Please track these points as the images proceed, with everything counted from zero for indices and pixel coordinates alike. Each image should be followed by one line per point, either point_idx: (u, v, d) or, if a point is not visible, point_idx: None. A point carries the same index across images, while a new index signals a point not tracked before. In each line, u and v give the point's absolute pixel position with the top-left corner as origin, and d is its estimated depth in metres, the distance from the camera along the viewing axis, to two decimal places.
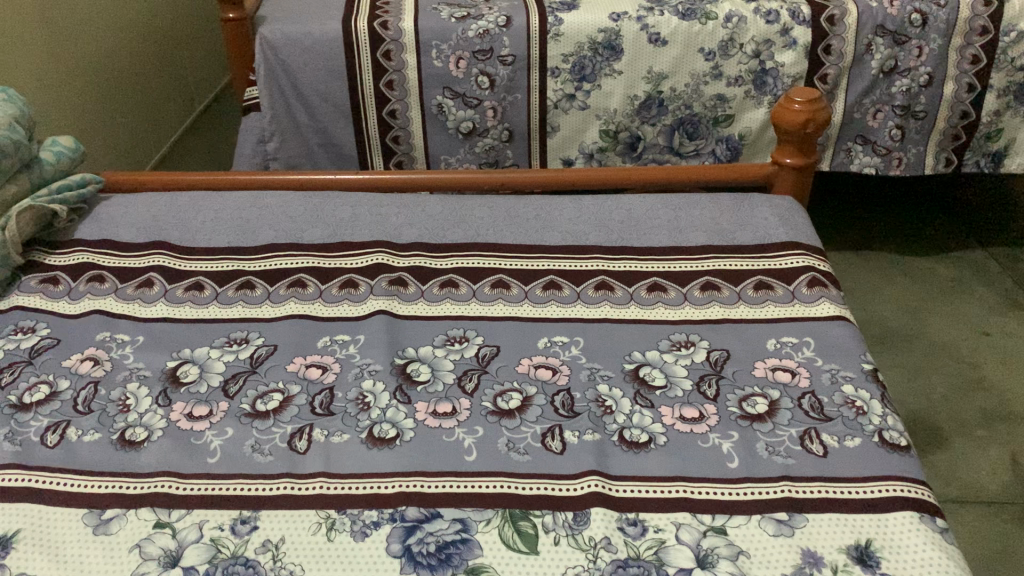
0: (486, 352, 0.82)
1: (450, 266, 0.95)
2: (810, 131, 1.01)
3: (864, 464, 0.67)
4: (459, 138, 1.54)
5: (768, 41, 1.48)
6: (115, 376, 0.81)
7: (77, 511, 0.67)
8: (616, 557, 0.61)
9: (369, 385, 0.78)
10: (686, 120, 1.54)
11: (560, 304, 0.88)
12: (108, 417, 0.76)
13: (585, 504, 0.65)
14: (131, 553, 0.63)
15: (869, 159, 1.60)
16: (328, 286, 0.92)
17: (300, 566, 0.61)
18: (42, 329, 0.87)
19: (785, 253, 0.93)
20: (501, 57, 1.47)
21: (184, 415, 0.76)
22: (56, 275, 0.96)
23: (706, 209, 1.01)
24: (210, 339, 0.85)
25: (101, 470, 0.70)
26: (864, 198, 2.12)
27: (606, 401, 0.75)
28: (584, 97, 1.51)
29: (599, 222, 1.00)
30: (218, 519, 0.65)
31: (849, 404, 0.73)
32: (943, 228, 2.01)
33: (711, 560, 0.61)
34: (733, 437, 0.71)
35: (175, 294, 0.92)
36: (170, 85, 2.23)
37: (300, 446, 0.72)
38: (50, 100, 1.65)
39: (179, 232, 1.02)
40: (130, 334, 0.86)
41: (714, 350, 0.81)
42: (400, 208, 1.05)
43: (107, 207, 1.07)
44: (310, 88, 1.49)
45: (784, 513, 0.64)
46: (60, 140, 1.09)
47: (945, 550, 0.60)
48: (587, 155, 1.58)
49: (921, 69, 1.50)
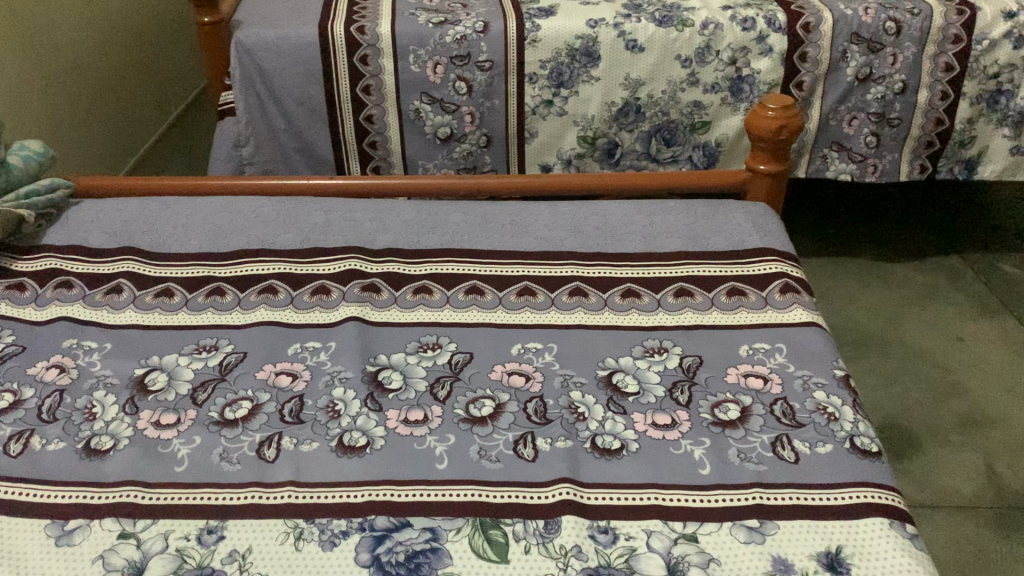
0: (459, 358, 0.81)
1: (425, 272, 0.94)
2: (783, 138, 1.01)
3: (836, 471, 0.67)
4: (437, 144, 1.54)
5: (744, 48, 1.48)
6: (82, 384, 0.79)
7: (40, 523, 0.66)
8: (588, 565, 0.61)
9: (340, 392, 0.77)
10: (663, 127, 1.55)
11: (534, 310, 0.88)
12: (73, 425, 0.75)
13: (555, 513, 0.65)
14: (95, 564, 0.62)
15: (845, 166, 1.61)
16: (300, 293, 0.91)
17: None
18: (7, 335, 0.86)
19: (759, 259, 0.93)
20: (479, 63, 1.47)
21: (152, 423, 0.75)
22: (22, 281, 0.94)
23: (680, 215, 1.01)
24: (180, 346, 0.84)
25: (63, 480, 0.69)
26: (840, 205, 2.13)
27: (578, 408, 0.75)
28: (561, 103, 1.51)
29: (574, 227, 1.00)
30: (184, 529, 0.64)
31: (821, 410, 0.73)
32: (920, 234, 2.03)
33: (682, 568, 0.60)
34: (706, 443, 0.71)
35: (145, 301, 0.91)
36: (143, 90, 2.21)
37: (269, 454, 0.71)
38: (21, 105, 1.63)
39: (149, 237, 1.00)
40: (98, 341, 0.85)
41: (687, 355, 0.81)
42: (374, 213, 1.04)
43: (77, 212, 1.06)
44: (286, 92, 1.48)
45: (756, 520, 0.63)
46: (30, 145, 1.07)
47: (913, 555, 0.60)
48: (565, 161, 1.58)
49: (895, 76, 1.51)
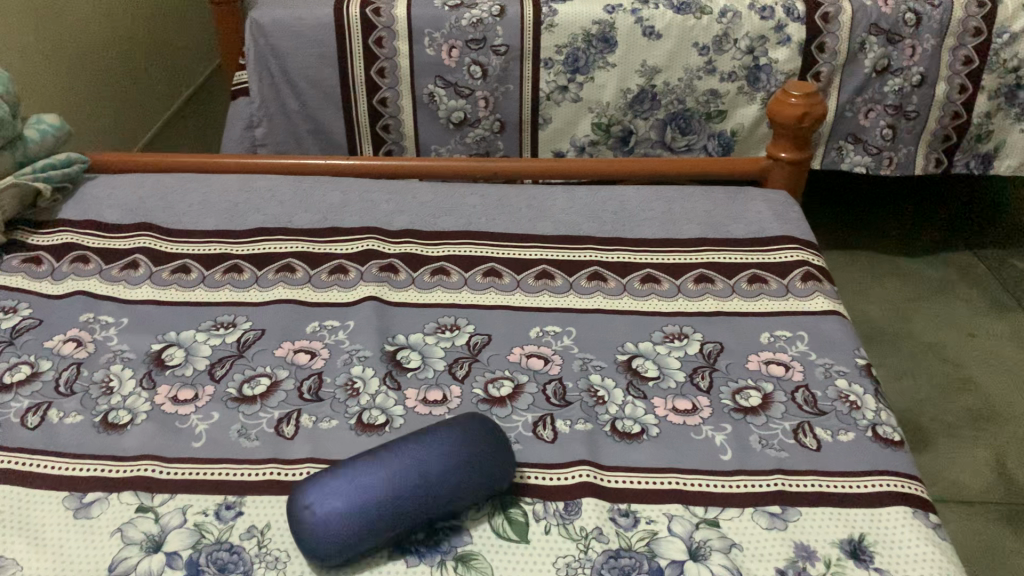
0: (477, 340, 0.81)
1: (442, 254, 0.94)
2: (805, 126, 1.00)
3: (858, 459, 0.67)
4: (450, 128, 1.53)
5: (762, 37, 1.47)
6: (98, 358, 0.79)
7: (58, 495, 0.65)
8: (609, 547, 0.60)
9: (358, 370, 0.77)
10: (679, 115, 1.54)
11: (553, 293, 0.87)
12: (90, 399, 0.74)
13: (576, 495, 0.65)
14: (114, 537, 0.62)
15: (860, 158, 1.60)
16: (317, 272, 0.91)
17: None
18: (24, 308, 0.86)
19: (779, 247, 0.92)
20: (495, 47, 1.45)
21: (170, 398, 0.74)
22: (38, 255, 0.94)
23: (700, 201, 1.01)
24: (197, 323, 0.83)
25: (81, 453, 0.69)
26: (853, 198, 2.12)
27: (598, 391, 0.75)
28: (577, 90, 1.50)
29: (592, 212, 1.00)
30: (203, 504, 0.64)
31: (843, 398, 0.73)
32: (932, 229, 2.02)
33: (704, 552, 0.60)
34: (727, 429, 0.70)
35: (162, 277, 0.90)
36: (154, 70, 2.21)
37: (288, 431, 0.71)
38: (35, 82, 1.63)
39: (165, 214, 1.00)
40: (114, 315, 0.85)
41: (707, 342, 0.80)
42: (392, 195, 1.04)
43: (93, 188, 1.05)
44: (300, 73, 1.47)
45: (778, 507, 0.63)
46: (46, 117, 1.07)
47: (938, 544, 0.60)
48: (578, 148, 1.57)
49: (913, 68, 1.50)
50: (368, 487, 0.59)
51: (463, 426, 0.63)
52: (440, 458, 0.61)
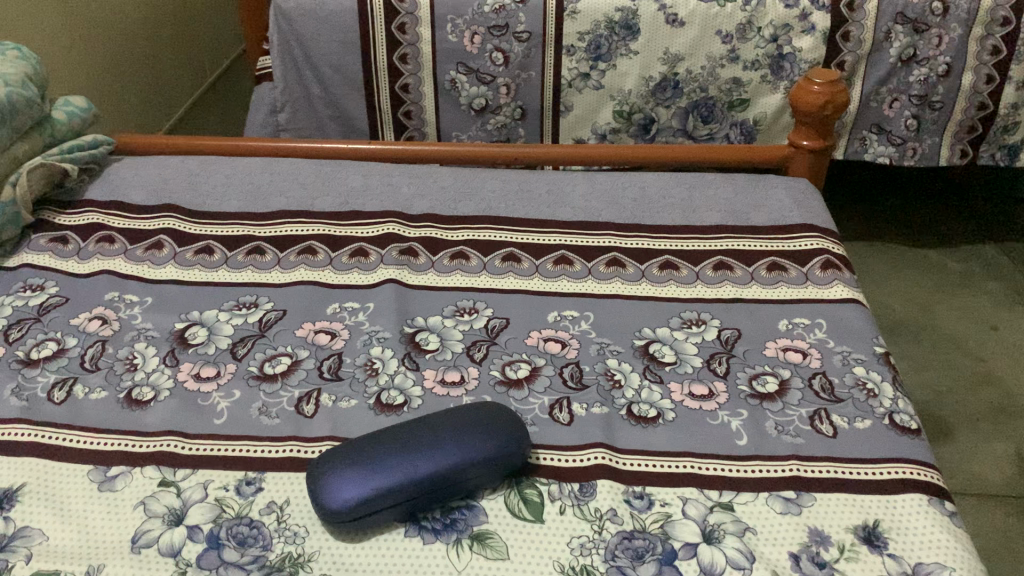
0: (495, 323, 0.81)
1: (461, 238, 0.94)
2: (828, 114, 1.00)
3: (874, 446, 0.67)
4: (472, 115, 1.53)
5: (786, 26, 1.46)
6: (123, 336, 0.80)
7: (83, 467, 0.67)
8: (622, 529, 0.61)
9: (377, 351, 0.78)
10: (701, 103, 1.53)
11: (571, 278, 0.88)
12: (115, 375, 0.76)
13: (591, 476, 0.65)
14: (137, 509, 0.63)
15: (883, 148, 1.59)
16: (339, 254, 0.92)
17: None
18: (51, 286, 0.87)
19: (799, 235, 0.92)
20: (517, 34, 1.45)
21: (192, 376, 0.76)
22: (65, 234, 0.95)
23: (720, 188, 1.01)
24: (220, 302, 0.85)
25: (106, 427, 0.70)
26: (879, 189, 2.10)
27: (615, 374, 0.75)
28: (598, 77, 1.49)
29: (611, 198, 1.00)
30: (223, 479, 0.65)
31: (860, 385, 0.73)
32: (956, 219, 2.00)
33: (717, 535, 0.60)
34: (743, 415, 0.71)
35: (185, 257, 0.91)
36: (179, 55, 2.23)
37: (308, 410, 0.72)
38: (62, 65, 1.65)
39: (189, 196, 1.01)
40: (138, 295, 0.86)
41: (725, 328, 0.80)
42: (413, 178, 1.05)
43: (118, 169, 1.07)
44: (322, 58, 1.48)
45: (792, 492, 0.63)
46: (73, 100, 1.09)
47: (953, 533, 0.60)
48: (599, 135, 1.57)
49: (939, 58, 1.49)
50: (390, 475, 0.60)
51: (494, 424, 0.64)
52: (468, 454, 0.61)
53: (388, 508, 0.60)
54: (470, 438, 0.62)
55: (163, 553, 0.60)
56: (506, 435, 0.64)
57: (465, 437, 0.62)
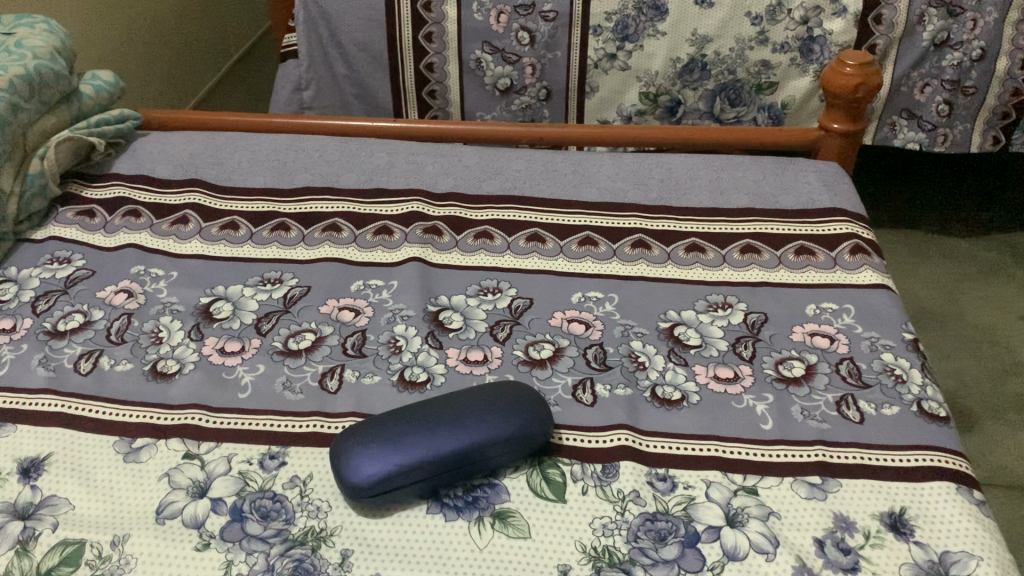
0: (519, 303, 0.81)
1: (485, 217, 0.94)
2: (860, 96, 0.98)
3: (900, 432, 0.66)
4: (496, 95, 1.52)
5: (818, 8, 1.43)
6: (148, 310, 0.81)
7: (109, 438, 0.67)
8: (645, 510, 0.61)
9: (401, 329, 0.78)
10: (729, 85, 1.51)
11: (596, 260, 0.87)
12: (140, 348, 0.76)
13: (615, 457, 0.65)
14: (161, 481, 0.63)
15: (913, 134, 1.57)
16: (363, 232, 0.91)
17: (373, 571, 0.57)
18: (77, 260, 0.88)
19: (828, 219, 0.91)
20: (544, 13, 1.44)
21: (217, 350, 0.76)
22: (92, 208, 0.96)
23: (748, 170, 1.00)
24: (245, 278, 0.85)
25: (130, 399, 0.71)
26: (910, 174, 2.07)
27: (639, 356, 0.75)
28: (625, 58, 1.48)
29: (638, 179, 0.99)
30: (247, 453, 0.65)
31: (888, 371, 0.72)
32: (987, 207, 1.97)
33: (741, 519, 0.60)
34: (768, 399, 0.70)
35: (210, 232, 0.92)
36: (204, 32, 2.23)
37: (331, 385, 0.72)
38: (89, 39, 1.65)
39: (215, 171, 1.02)
40: (164, 269, 0.86)
41: (751, 312, 0.79)
42: (438, 157, 1.04)
43: (145, 144, 1.07)
44: (347, 36, 1.48)
45: (818, 477, 0.63)
46: (100, 75, 1.10)
47: (980, 521, 0.59)
48: (625, 117, 1.56)
49: (974, 43, 1.46)
50: (411, 453, 0.60)
51: (516, 405, 0.64)
52: (487, 433, 0.61)
53: (408, 485, 0.60)
54: (494, 418, 0.62)
55: (186, 525, 0.60)
56: (528, 416, 0.63)
57: (486, 419, 0.62)
